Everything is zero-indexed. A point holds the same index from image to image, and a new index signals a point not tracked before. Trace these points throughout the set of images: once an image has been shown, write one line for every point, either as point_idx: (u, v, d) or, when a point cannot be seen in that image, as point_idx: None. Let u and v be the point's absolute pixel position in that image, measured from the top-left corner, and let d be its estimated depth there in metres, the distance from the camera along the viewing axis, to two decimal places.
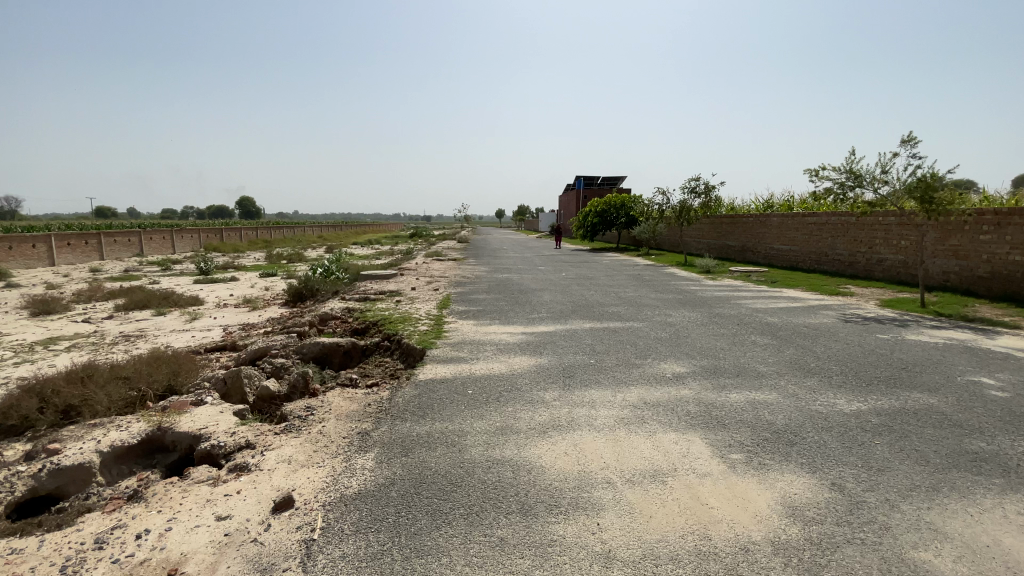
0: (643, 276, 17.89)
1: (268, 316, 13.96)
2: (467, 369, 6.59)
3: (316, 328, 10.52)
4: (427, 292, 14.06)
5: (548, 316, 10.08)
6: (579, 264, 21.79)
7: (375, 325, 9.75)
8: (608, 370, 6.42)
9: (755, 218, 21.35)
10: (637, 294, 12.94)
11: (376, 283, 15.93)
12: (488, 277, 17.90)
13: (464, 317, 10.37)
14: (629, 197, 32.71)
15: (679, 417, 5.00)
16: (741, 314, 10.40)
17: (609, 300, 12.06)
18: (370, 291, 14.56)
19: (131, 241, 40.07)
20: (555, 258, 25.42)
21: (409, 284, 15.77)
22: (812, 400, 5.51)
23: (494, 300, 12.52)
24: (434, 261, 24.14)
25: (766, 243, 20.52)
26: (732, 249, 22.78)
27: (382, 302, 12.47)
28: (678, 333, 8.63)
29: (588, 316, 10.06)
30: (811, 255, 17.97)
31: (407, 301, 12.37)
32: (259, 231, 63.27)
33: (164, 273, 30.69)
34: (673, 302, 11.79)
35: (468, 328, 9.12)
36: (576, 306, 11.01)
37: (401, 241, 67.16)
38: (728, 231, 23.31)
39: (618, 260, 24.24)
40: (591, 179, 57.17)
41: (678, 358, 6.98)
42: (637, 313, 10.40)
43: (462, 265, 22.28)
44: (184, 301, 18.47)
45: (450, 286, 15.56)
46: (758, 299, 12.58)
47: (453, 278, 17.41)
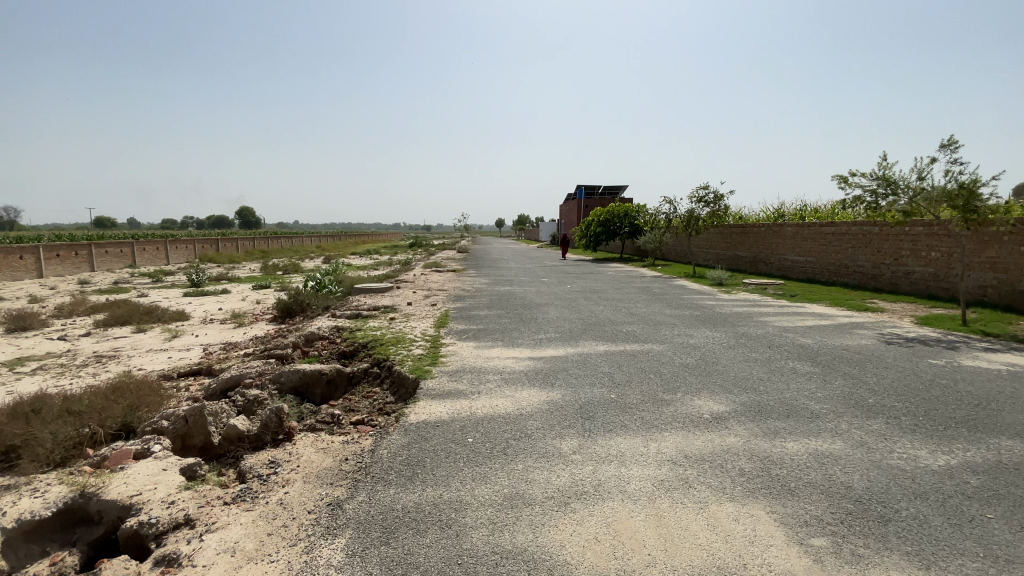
0: (653, 288, 16.96)
1: (252, 334, 12.97)
2: (466, 407, 5.60)
3: (300, 350, 9.51)
4: (423, 307, 13.07)
5: (557, 336, 9.09)
6: (585, 275, 20.82)
7: (365, 348, 8.76)
8: (633, 409, 5.42)
9: (768, 227, 20.41)
10: (651, 310, 11.96)
11: (369, 298, 14.94)
12: (489, 290, 16.93)
13: (462, 336, 9.36)
14: (632, 206, 31.88)
15: (734, 481, 3.99)
16: (770, 335, 9.41)
17: (622, 316, 11.07)
18: (362, 306, 13.58)
19: (124, 252, 39.23)
20: (558, 270, 24.50)
21: (405, 298, 14.79)
22: (888, 453, 4.54)
23: (495, 316, 11.52)
24: (432, 273, 23.14)
25: (779, 253, 19.56)
26: (743, 260, 21.83)
27: (374, 320, 11.47)
28: (706, 359, 7.64)
29: (602, 336, 9.07)
30: (830, 267, 17.02)
31: (401, 319, 11.37)
32: (257, 241, 62.46)
33: (155, 285, 29.76)
34: (692, 320, 10.79)
35: (467, 351, 8.12)
36: (586, 325, 10.02)
37: (401, 251, 66.36)
38: (738, 241, 22.39)
39: (624, 271, 23.28)
40: (591, 188, 56.53)
41: (714, 394, 5.98)
42: (655, 333, 9.41)
43: (462, 277, 21.32)
44: (167, 317, 17.50)
45: (449, 300, 14.58)
46: (782, 316, 11.60)
47: (452, 291, 16.43)
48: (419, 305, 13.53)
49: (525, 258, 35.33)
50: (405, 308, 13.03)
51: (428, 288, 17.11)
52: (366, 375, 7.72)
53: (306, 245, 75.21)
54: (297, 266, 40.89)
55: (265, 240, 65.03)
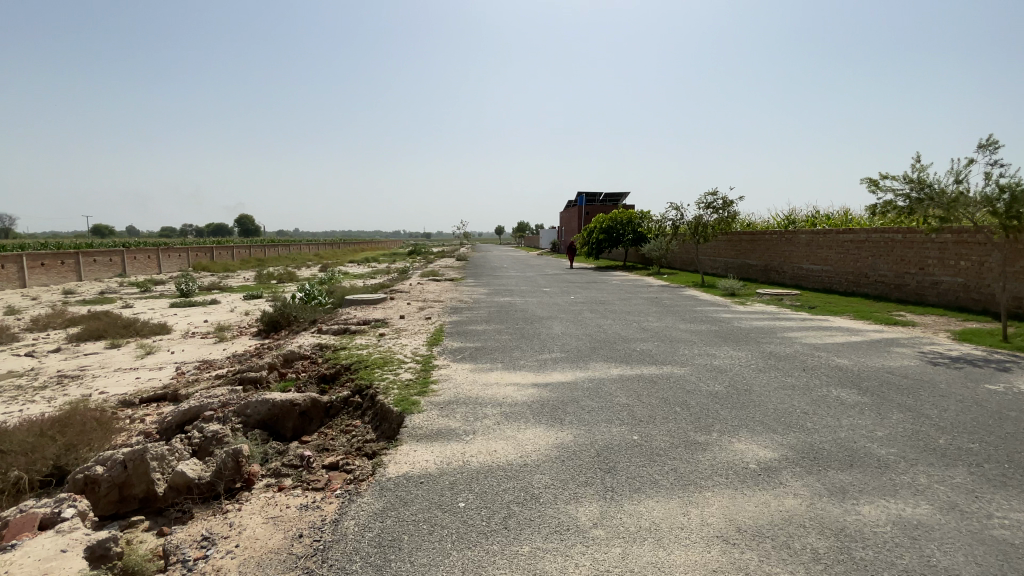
0: (661, 299, 16.03)
1: (231, 351, 11.99)
2: (459, 452, 4.63)
3: (276, 373, 8.55)
4: (417, 321, 12.10)
5: (563, 357, 8.13)
6: (588, 285, 19.86)
7: (347, 372, 7.80)
8: (662, 458, 4.45)
9: (780, 234, 19.48)
10: (664, 325, 11.01)
11: (360, 310, 13.98)
12: (488, 301, 15.99)
13: (457, 356, 8.41)
14: (635, 213, 31.06)
15: (809, 569, 3.01)
16: (801, 354, 8.45)
17: (633, 332, 10.11)
18: (351, 320, 12.60)
19: (114, 261, 38.34)
20: (560, 279, 23.56)
21: (398, 311, 13.83)
22: (992, 521, 3.56)
23: (494, 331, 10.55)
24: (429, 283, 22.17)
25: (793, 261, 18.63)
26: (753, 269, 20.90)
27: (362, 336, 10.50)
28: (735, 385, 6.68)
29: (613, 357, 8.12)
30: (848, 276, 16.09)
31: (391, 335, 10.39)
32: (253, 250, 61.51)
33: (143, 295, 28.81)
34: (711, 337, 9.83)
35: (462, 375, 7.15)
36: (595, 343, 9.07)
37: (400, 258, 65.46)
38: (747, 249, 21.49)
39: (629, 280, 22.34)
40: (592, 195, 55.77)
41: (755, 434, 5.01)
42: (673, 353, 8.44)
43: (459, 287, 20.39)
44: (146, 331, 16.51)
45: (444, 313, 13.63)
46: (808, 332, 10.63)
47: (448, 303, 15.48)
48: (412, 319, 12.55)
49: (525, 266, 34.40)
50: (397, 322, 12.06)
51: (423, 300, 16.13)
52: (347, 405, 6.76)
53: (303, 253, 74.27)
54: (292, 275, 39.90)
55: (261, 248, 64.09)
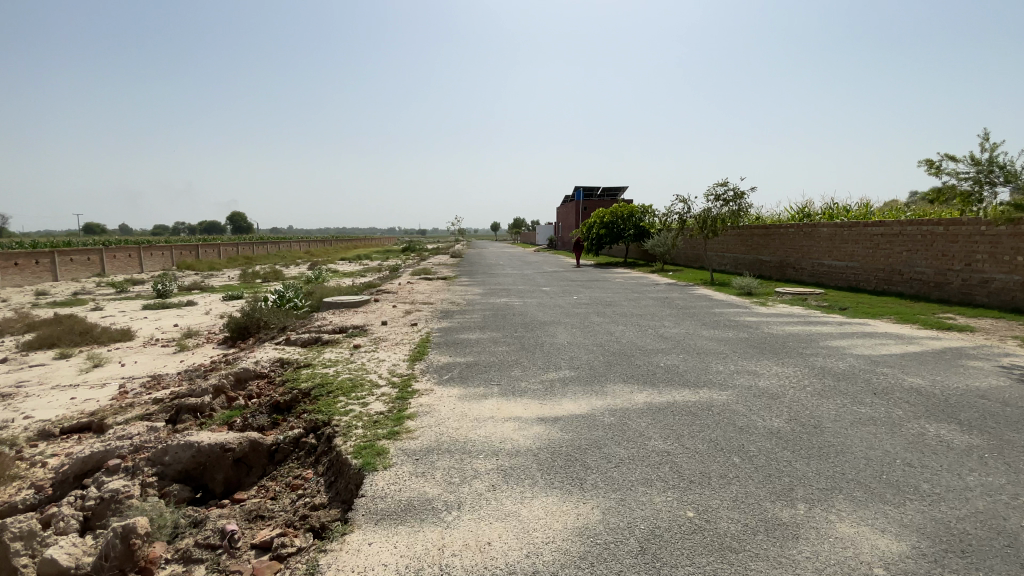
0: (673, 299, 14.56)
1: (188, 364, 10.43)
2: (436, 547, 3.11)
3: (223, 398, 6.99)
4: (400, 328, 10.55)
5: (574, 376, 6.64)
6: (591, 284, 18.32)
7: (305, 400, 6.27)
8: (741, 557, 2.97)
9: (798, 228, 18.02)
10: (686, 331, 9.54)
11: (338, 314, 12.42)
12: (483, 303, 14.46)
13: (444, 375, 6.88)
14: (637, 207, 29.57)
15: None
16: (860, 371, 7.00)
17: (651, 340, 8.63)
18: (325, 327, 11.03)
19: (91, 260, 36.46)
20: (561, 276, 22.04)
21: (381, 315, 12.28)
22: None
23: (489, 340, 9.04)
24: (420, 282, 20.58)
25: (813, 257, 17.18)
26: (767, 265, 19.47)
27: (334, 348, 8.96)
28: (799, 419, 5.21)
29: (634, 375, 6.64)
30: (878, 273, 14.67)
31: (368, 346, 8.86)
32: (243, 247, 59.53)
33: (117, 296, 27.06)
34: (744, 347, 8.36)
35: (448, 404, 5.63)
36: (610, 357, 7.58)
37: (394, 255, 63.78)
38: (761, 244, 20.06)
39: (634, 278, 20.83)
40: (591, 190, 54.27)
41: (859, 510, 3.55)
42: (706, 369, 6.96)
43: (452, 286, 18.84)
44: (103, 337, 14.82)
45: (434, 317, 12.09)
46: (853, 339, 9.18)
47: (439, 305, 13.93)
48: (396, 325, 11.00)
49: (522, 263, 32.87)
50: (377, 329, 10.52)
51: (411, 302, 14.59)
52: (297, 448, 5.24)
53: (295, 250, 72.38)
54: (279, 274, 38.20)
55: (251, 246, 62.14)
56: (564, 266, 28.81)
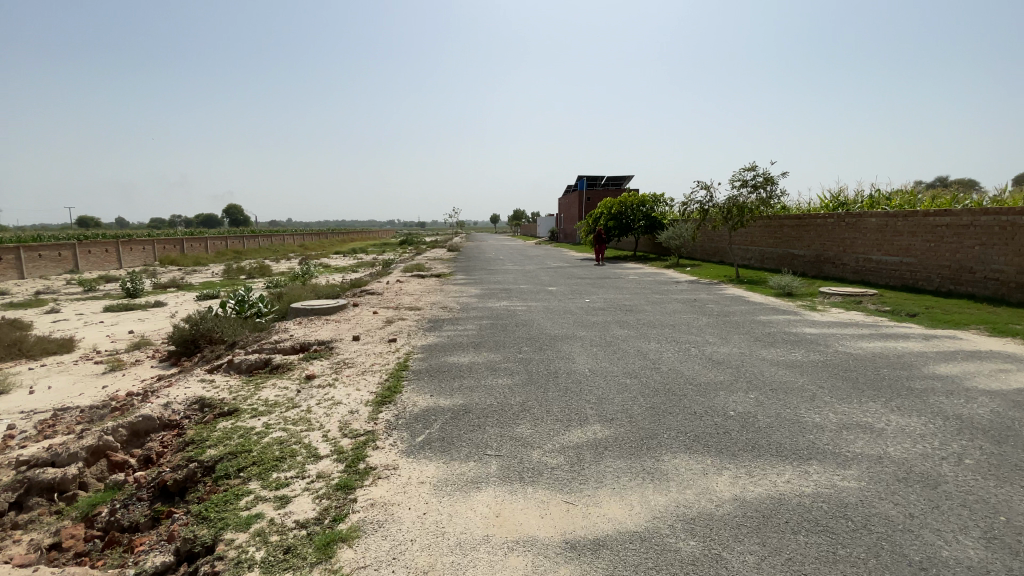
0: (703, 302, 12.40)
1: (108, 394, 8.32)
2: None
3: (99, 467, 5.08)
4: (374, 344, 8.38)
5: (608, 436, 4.49)
6: (603, 283, 16.16)
7: (203, 482, 4.20)
8: None
9: (838, 217, 15.80)
10: (740, 351, 7.41)
11: (304, 325, 10.26)
12: (480, 308, 12.27)
13: (416, 431, 4.72)
14: (647, 196, 27.26)
15: None
16: (1016, 423, 4.89)
17: (701, 369, 6.50)
18: (282, 343, 8.86)
19: (64, 256, 34.19)
20: (567, 274, 19.90)
21: (355, 325, 10.10)
22: None
23: (484, 366, 6.87)
24: (410, 281, 18.36)
25: (857, 251, 15.00)
26: (801, 261, 17.27)
27: (281, 377, 6.80)
28: (1002, 541, 3.11)
29: (698, 435, 4.52)
30: (942, 271, 12.49)
31: (324, 375, 6.68)
32: (232, 241, 57.11)
33: (82, 296, 24.83)
34: (828, 377, 6.21)
35: (413, 504, 3.47)
36: (654, 397, 5.44)
37: (391, 248, 61.38)
38: (792, 237, 17.83)
39: (649, 275, 18.68)
40: (591, 180, 51.94)
41: None
42: (798, 425, 4.85)
43: (445, 286, 16.66)
44: (35, 351, 12.66)
45: (418, 328, 9.91)
46: (960, 362, 7.03)
47: (427, 312, 11.74)
48: (370, 338, 8.84)
49: (523, 257, 30.58)
50: (345, 346, 8.34)
51: (395, 307, 12.39)
52: None
53: (289, 244, 69.94)
54: (265, 269, 35.88)
55: (242, 240, 59.75)
56: (569, 262, 26.57)
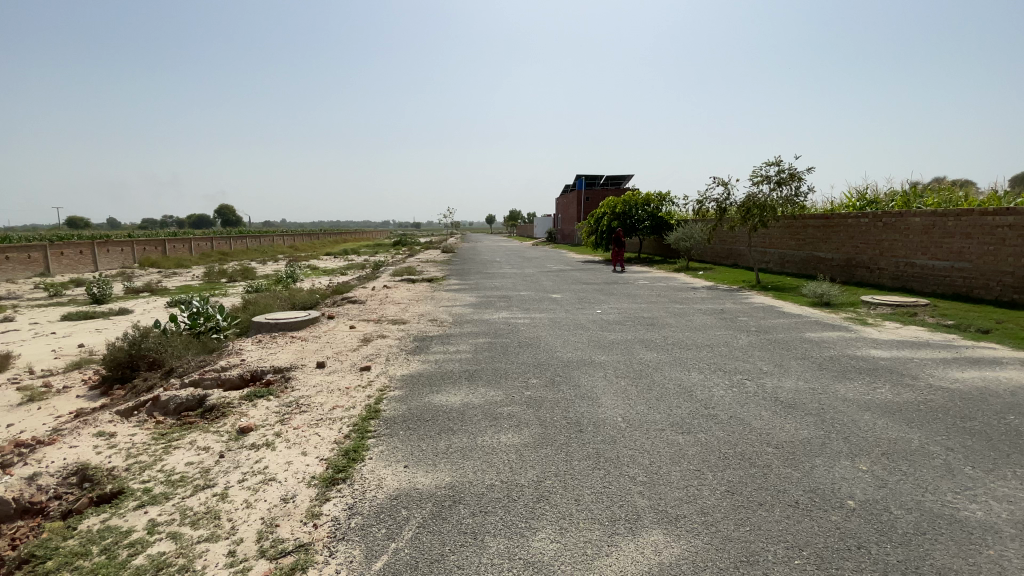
0: (735, 313, 10.75)
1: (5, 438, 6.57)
2: None
3: None
4: (341, 373, 6.65)
5: (682, 561, 2.81)
6: (614, 290, 14.49)
7: None
8: None
9: (875, 217, 14.20)
10: (811, 388, 5.77)
11: (262, 345, 8.49)
12: (476, 320, 10.56)
13: (376, 546, 3.01)
14: (653, 194, 25.63)
15: None
16: None
17: (775, 419, 4.85)
18: (229, 371, 7.10)
19: (34, 258, 32.16)
20: (572, 278, 18.23)
21: (325, 345, 8.35)
22: None
23: (480, 409, 5.16)
24: (398, 287, 16.59)
25: (898, 255, 13.43)
26: (830, 264, 15.68)
27: (209, 430, 5.05)
28: None
29: (824, 556, 2.87)
30: (1005, 277, 10.92)
31: (265, 426, 4.94)
32: (218, 241, 54.89)
33: (45, 302, 22.89)
34: (951, 435, 4.58)
35: None
36: (727, 473, 3.78)
37: (383, 250, 59.18)
38: (819, 238, 16.23)
39: (661, 280, 17.02)
40: (591, 180, 50.33)
41: None
42: (961, 531, 3.21)
43: (437, 293, 14.94)
44: None
45: (402, 348, 8.16)
46: None
47: (414, 326, 10.01)
48: (339, 364, 7.11)
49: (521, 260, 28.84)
50: (304, 377, 6.59)
51: (376, 320, 10.64)
52: None
53: (279, 245, 67.82)
54: (249, 272, 33.85)
55: (231, 240, 57.49)
56: (571, 265, 24.82)
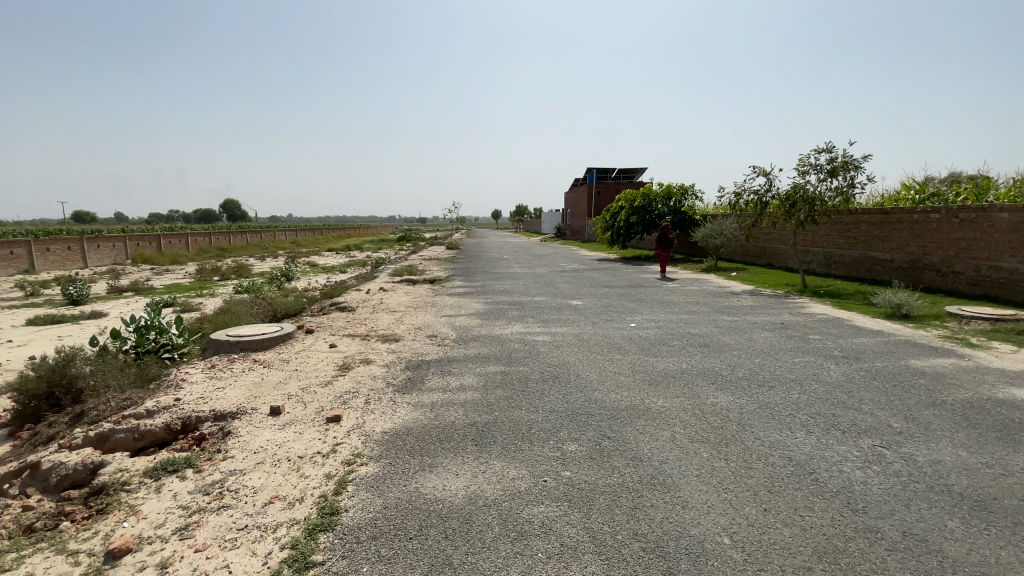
0: (800, 329, 8.80)
1: None
2: None
3: None
4: (299, 426, 4.78)
5: None
6: (643, 296, 12.57)
7: None
8: None
9: (948, 211, 12.13)
10: (993, 470, 3.91)
11: (213, 375, 6.66)
12: (485, 335, 8.65)
13: None
14: (675, 187, 23.59)
15: None
16: None
17: (988, 548, 2.98)
18: (155, 418, 5.31)
19: (17, 255, 30.57)
20: (590, 280, 16.34)
21: (291, 375, 6.49)
22: None
23: (497, 511, 3.28)
24: (396, 290, 14.72)
25: (979, 256, 11.39)
26: (889, 266, 13.64)
27: (68, 545, 3.23)
28: None
29: None
30: None
31: (151, 544, 3.12)
32: (217, 237, 53.20)
33: (18, 302, 21.24)
34: None
35: None
36: None
37: (388, 245, 57.43)
38: (875, 236, 14.19)
39: (692, 284, 15.07)
40: (603, 172, 48.07)
41: None
42: None
43: (438, 298, 13.03)
44: None
45: (388, 377, 6.27)
46: None
47: (408, 343, 8.12)
48: (301, 409, 5.24)
49: (531, 258, 26.93)
50: (248, 433, 4.74)
51: (364, 334, 8.75)
52: None
53: (281, 240, 66.14)
54: (243, 270, 32.12)
55: (232, 234, 55.98)
56: (586, 264, 22.77)
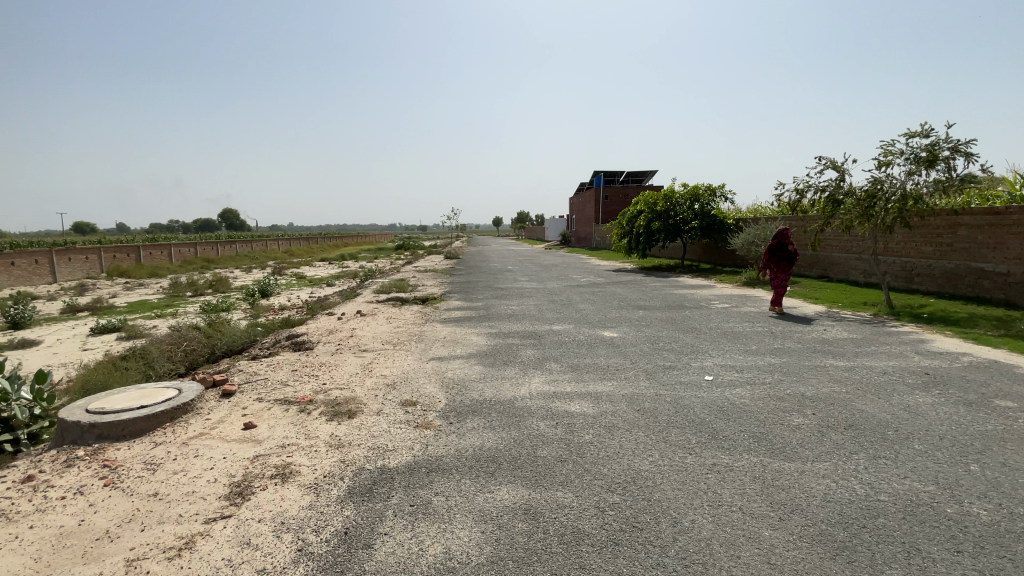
0: (968, 388, 5.82)
1: None
2: None
3: None
4: None
5: None
6: (697, 323, 9.62)
7: None
8: None
9: None
10: None
11: (7, 509, 3.75)
12: (490, 396, 5.67)
13: None
14: (701, 187, 20.68)
15: None
16: None
17: None
18: None
19: None
20: (616, 298, 13.42)
21: (136, 514, 3.57)
22: None
23: None
24: (379, 315, 11.78)
25: None
26: (1005, 280, 10.66)
27: None
28: None
29: None
30: None
31: None
32: (204, 248, 50.31)
33: None
34: None
35: None
36: None
37: (385, 254, 54.40)
38: (980, 242, 11.22)
39: (745, 303, 12.13)
40: (611, 175, 45.25)
41: None
42: None
43: (428, 327, 10.06)
44: None
45: (310, 520, 3.31)
46: None
47: (369, 416, 5.13)
48: None
49: (539, 268, 24.00)
50: None
51: (304, 399, 5.73)
52: None
53: (274, 250, 63.21)
54: (221, 282, 29.24)
55: (221, 244, 53.09)
56: (603, 275, 19.84)
